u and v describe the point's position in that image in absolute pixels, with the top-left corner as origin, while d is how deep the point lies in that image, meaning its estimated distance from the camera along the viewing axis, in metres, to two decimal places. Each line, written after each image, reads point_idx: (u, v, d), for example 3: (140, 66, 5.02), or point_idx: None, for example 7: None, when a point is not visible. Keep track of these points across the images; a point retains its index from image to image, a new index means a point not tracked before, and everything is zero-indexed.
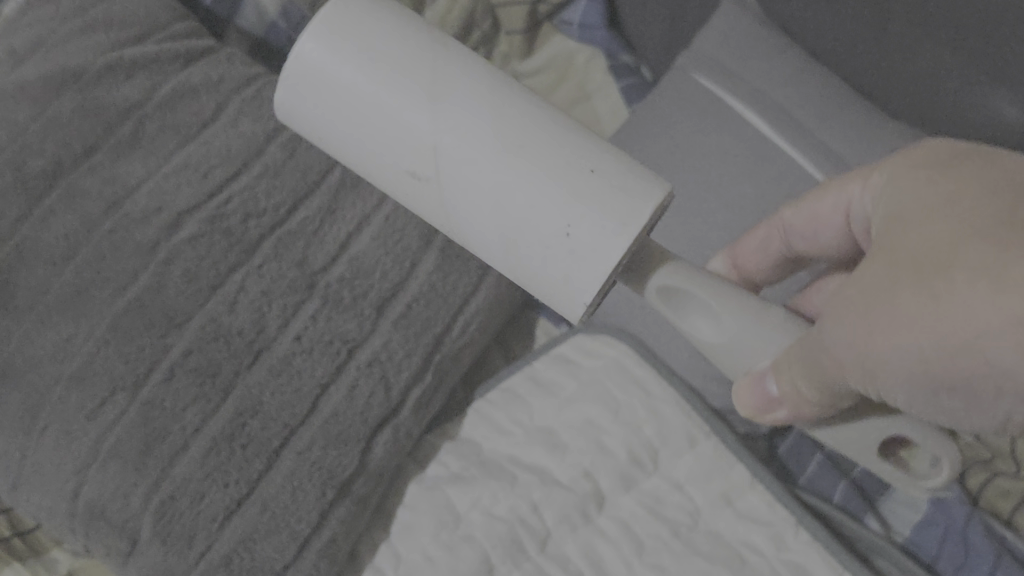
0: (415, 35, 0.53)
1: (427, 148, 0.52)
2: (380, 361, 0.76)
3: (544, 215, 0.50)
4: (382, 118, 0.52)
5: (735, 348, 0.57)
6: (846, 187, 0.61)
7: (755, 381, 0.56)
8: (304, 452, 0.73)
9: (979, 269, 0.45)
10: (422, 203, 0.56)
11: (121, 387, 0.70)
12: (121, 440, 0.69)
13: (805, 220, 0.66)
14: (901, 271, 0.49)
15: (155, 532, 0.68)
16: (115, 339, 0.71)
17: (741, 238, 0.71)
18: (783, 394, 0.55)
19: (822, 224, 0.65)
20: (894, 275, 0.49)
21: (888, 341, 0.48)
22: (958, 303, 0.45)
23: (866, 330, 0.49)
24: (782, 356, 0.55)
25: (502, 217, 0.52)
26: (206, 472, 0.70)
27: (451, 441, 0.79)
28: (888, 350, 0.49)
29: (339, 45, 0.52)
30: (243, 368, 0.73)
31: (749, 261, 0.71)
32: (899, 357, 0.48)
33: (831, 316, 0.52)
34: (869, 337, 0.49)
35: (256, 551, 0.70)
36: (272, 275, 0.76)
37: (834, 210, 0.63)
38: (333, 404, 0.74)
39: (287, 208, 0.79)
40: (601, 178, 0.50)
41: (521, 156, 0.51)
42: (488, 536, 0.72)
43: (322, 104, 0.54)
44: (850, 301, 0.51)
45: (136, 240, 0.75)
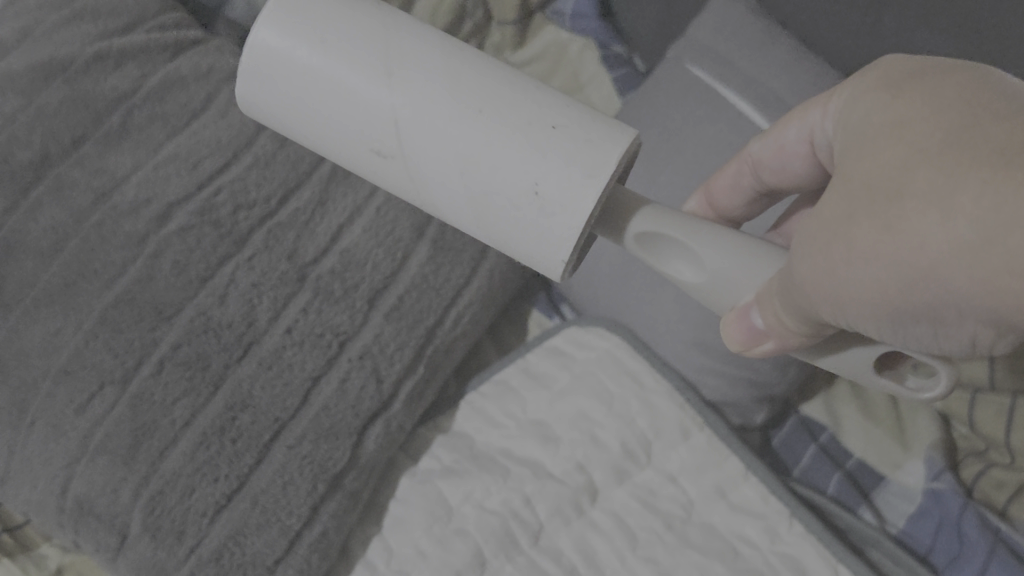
0: (366, 9, 0.49)
1: (389, 120, 0.48)
2: (371, 354, 0.74)
3: (511, 175, 0.47)
4: (345, 96, 0.48)
5: (718, 285, 0.49)
6: (807, 113, 0.52)
7: (741, 314, 0.48)
8: (295, 446, 0.70)
9: (954, 174, 0.36)
10: (388, 180, 0.51)
11: (110, 381, 0.68)
12: (109, 435, 0.67)
13: (776, 152, 0.57)
14: (865, 193, 0.40)
15: (145, 526, 0.66)
16: (103, 332, 0.69)
17: (714, 174, 0.63)
18: (769, 325, 0.47)
19: (789, 154, 0.56)
20: (857, 200, 0.40)
21: (849, 263, 0.40)
22: (913, 228, 0.37)
23: (825, 264, 0.41)
24: (766, 287, 0.47)
25: (469, 179, 0.48)
26: (195, 466, 0.67)
27: (444, 434, 0.79)
28: (847, 277, 0.40)
29: (294, 24, 0.48)
30: (233, 361, 0.71)
31: (726, 198, 0.63)
32: (859, 285, 0.40)
33: (796, 253, 0.44)
34: (830, 269, 0.41)
35: (246, 545, 0.67)
36: (263, 267, 0.75)
37: (797, 142, 0.54)
38: (324, 396, 0.72)
39: (277, 200, 0.78)
40: (564, 134, 0.46)
41: (480, 117, 0.47)
42: (480, 530, 0.72)
43: (282, 90, 0.49)
44: (813, 234, 0.42)
45: (125, 232, 0.73)
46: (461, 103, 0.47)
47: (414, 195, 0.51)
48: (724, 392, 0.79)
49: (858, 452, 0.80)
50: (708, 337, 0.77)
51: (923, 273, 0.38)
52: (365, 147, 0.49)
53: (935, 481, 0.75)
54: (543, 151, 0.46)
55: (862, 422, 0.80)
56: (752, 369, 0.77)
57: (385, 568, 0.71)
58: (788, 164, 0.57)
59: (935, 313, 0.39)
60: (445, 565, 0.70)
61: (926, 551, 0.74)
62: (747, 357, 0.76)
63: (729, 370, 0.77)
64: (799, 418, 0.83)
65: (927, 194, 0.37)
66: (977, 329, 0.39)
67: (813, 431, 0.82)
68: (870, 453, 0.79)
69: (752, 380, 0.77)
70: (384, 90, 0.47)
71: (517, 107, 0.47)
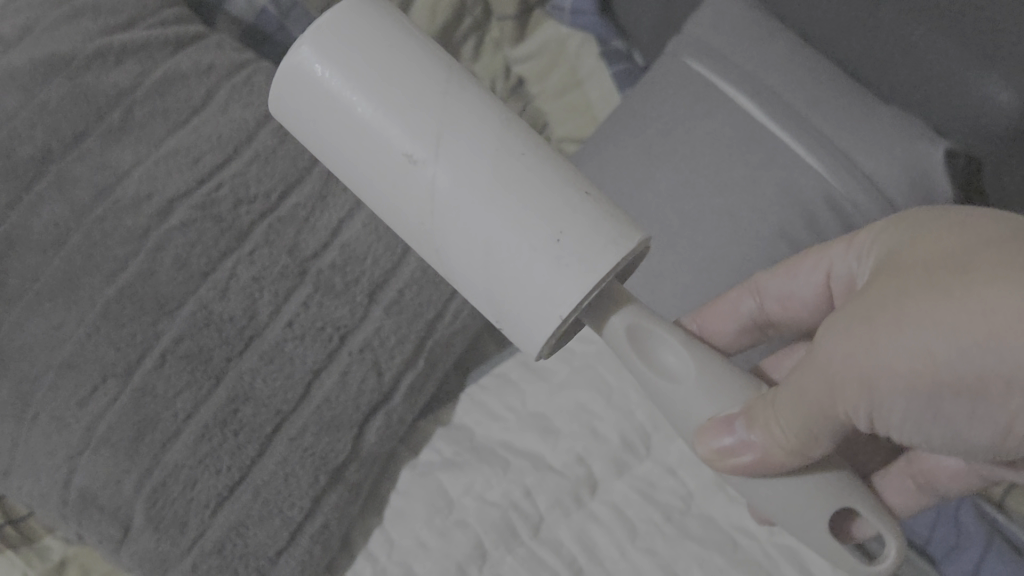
0: (417, 48, 0.50)
1: (409, 165, 0.49)
2: (372, 347, 0.75)
3: (521, 241, 0.47)
4: (371, 131, 0.49)
5: (694, 400, 0.52)
6: (826, 252, 0.64)
7: (718, 429, 0.51)
8: (296, 438, 0.70)
9: (989, 269, 0.43)
10: (398, 222, 0.52)
11: (112, 374, 0.68)
12: (112, 428, 0.67)
13: (797, 276, 0.67)
14: (903, 282, 0.46)
15: (148, 518, 0.66)
16: (106, 325, 0.69)
17: (710, 303, 0.71)
18: (750, 437, 0.50)
19: (805, 279, 0.67)
20: (897, 288, 0.46)
21: (888, 338, 0.45)
22: (973, 301, 0.42)
23: (862, 334, 0.46)
24: (761, 406, 0.50)
25: (479, 239, 0.49)
26: (198, 458, 0.68)
27: (444, 427, 0.79)
28: (889, 352, 0.45)
29: (339, 49, 0.49)
30: (234, 354, 0.71)
31: (720, 323, 0.70)
32: (903, 359, 0.44)
33: (825, 334, 0.48)
34: (862, 340, 0.46)
35: (248, 537, 0.68)
36: (263, 262, 0.75)
37: (812, 276, 0.66)
38: (325, 389, 0.73)
39: (277, 194, 0.79)
40: (586, 210, 0.48)
41: (502, 178, 0.48)
42: (480, 521, 0.72)
43: (314, 108, 0.50)
44: (848, 312, 0.47)
45: (127, 226, 0.73)
46: (491, 169, 0.48)
47: (417, 241, 0.52)
48: None
49: None
50: None
51: (967, 351, 0.42)
52: (382, 183, 0.50)
53: None
54: (559, 229, 0.47)
55: None
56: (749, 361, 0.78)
57: (387, 558, 0.72)
58: (795, 290, 0.68)
59: (979, 380, 0.43)
60: (446, 556, 0.70)
61: (924, 542, 0.75)
62: None
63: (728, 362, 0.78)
64: None
65: (929, 284, 0.45)
66: (1021, 401, 0.42)
67: None
68: None
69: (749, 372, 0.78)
70: (415, 140, 0.48)
71: (543, 184, 0.48)
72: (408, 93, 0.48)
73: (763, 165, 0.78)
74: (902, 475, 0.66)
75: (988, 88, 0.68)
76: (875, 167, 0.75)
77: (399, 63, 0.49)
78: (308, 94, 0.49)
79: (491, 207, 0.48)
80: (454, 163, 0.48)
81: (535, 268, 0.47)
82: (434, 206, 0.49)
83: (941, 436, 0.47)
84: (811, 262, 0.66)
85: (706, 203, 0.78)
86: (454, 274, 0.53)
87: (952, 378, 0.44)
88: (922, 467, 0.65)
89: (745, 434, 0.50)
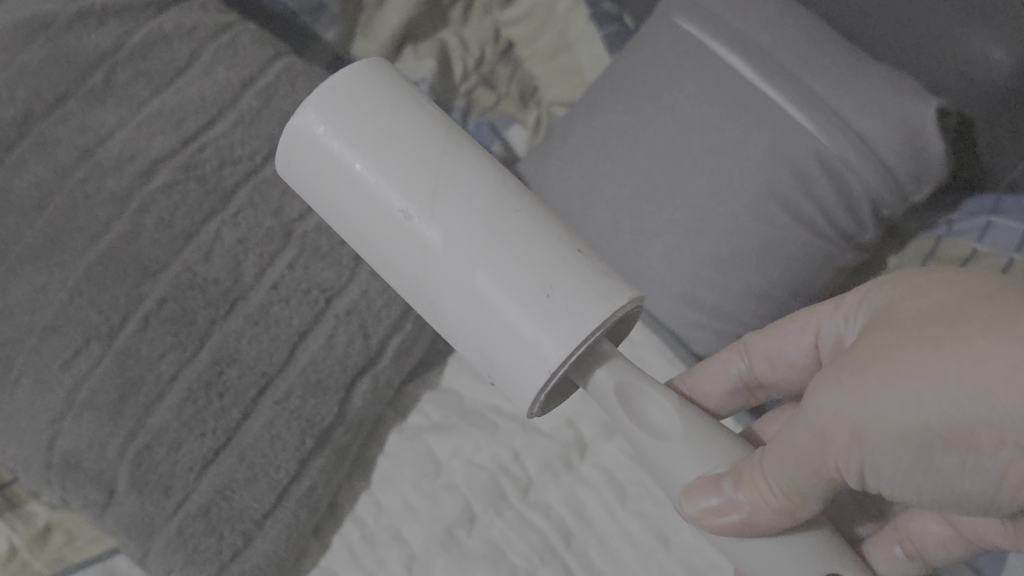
0: (419, 116, 0.52)
1: (401, 219, 0.49)
2: (359, 310, 0.74)
3: (512, 287, 0.47)
4: (365, 190, 0.50)
5: (676, 454, 0.49)
6: (813, 312, 0.57)
7: (707, 487, 0.47)
8: (282, 401, 0.70)
9: (989, 318, 0.40)
10: (398, 279, 0.52)
11: (96, 336, 0.67)
12: (96, 390, 0.66)
13: (783, 337, 0.60)
14: (895, 335, 0.43)
15: (132, 482, 0.65)
16: (89, 288, 0.68)
17: (700, 365, 0.65)
18: (747, 498, 0.46)
19: (789, 341, 0.60)
20: (889, 340, 0.43)
21: (880, 391, 0.41)
22: (974, 351, 0.39)
23: (854, 389, 0.42)
24: (746, 461, 0.47)
25: (467, 292, 0.48)
26: (182, 421, 0.67)
27: (433, 391, 0.79)
28: (882, 404, 0.41)
29: (340, 114, 0.51)
30: (219, 317, 0.70)
31: (708, 384, 0.64)
32: (896, 412, 0.41)
33: (814, 388, 0.45)
34: (855, 396, 0.42)
35: (234, 500, 0.67)
36: (248, 224, 0.74)
37: (801, 337, 0.59)
38: (312, 352, 0.72)
39: (262, 156, 0.78)
40: (582, 261, 0.48)
41: (493, 229, 0.48)
42: (469, 484, 0.72)
43: (318, 170, 0.52)
44: (840, 367, 0.44)
45: (110, 188, 0.72)
46: (486, 219, 0.48)
47: (418, 298, 0.52)
48: (713, 347, 0.78)
49: None
50: (698, 292, 0.76)
51: (964, 400, 0.39)
52: (380, 238, 0.51)
53: None
54: (550, 279, 0.47)
55: None
56: (740, 324, 0.77)
57: (375, 522, 0.71)
58: (782, 354, 0.61)
59: (969, 433, 0.39)
60: (435, 520, 0.70)
61: None
62: (737, 312, 0.76)
63: (718, 324, 0.77)
64: None
65: (917, 333, 0.42)
66: (1014, 454, 0.38)
67: None
68: None
69: (740, 334, 0.78)
70: (408, 195, 0.49)
71: (539, 236, 0.48)
72: (404, 155, 0.50)
73: (752, 124, 0.76)
74: (888, 541, 0.60)
75: (983, 47, 0.68)
76: (868, 126, 0.73)
77: (402, 124, 0.51)
78: (315, 154, 0.52)
79: (482, 259, 0.48)
80: (447, 218, 0.49)
81: (521, 324, 0.46)
82: (428, 256, 0.49)
83: (937, 495, 0.43)
84: (803, 319, 0.59)
85: (701, 163, 0.77)
86: (455, 339, 0.52)
87: (945, 429, 0.40)
88: (908, 531, 0.59)
89: (734, 493, 0.46)
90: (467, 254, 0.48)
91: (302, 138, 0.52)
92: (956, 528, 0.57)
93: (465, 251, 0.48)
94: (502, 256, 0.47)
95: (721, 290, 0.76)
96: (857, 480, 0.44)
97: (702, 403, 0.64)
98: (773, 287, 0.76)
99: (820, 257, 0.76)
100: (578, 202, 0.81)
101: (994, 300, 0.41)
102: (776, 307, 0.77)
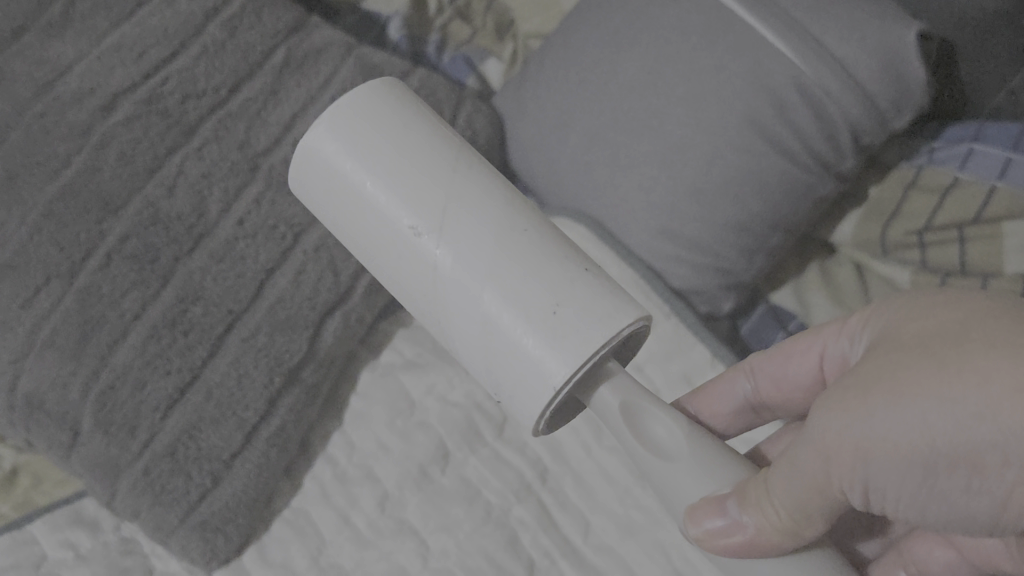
0: (414, 122, 0.49)
1: (397, 230, 0.46)
2: (328, 247, 0.73)
3: (512, 304, 0.44)
4: (360, 200, 0.47)
5: (681, 466, 0.45)
6: (820, 333, 0.53)
7: (712, 506, 0.44)
8: (249, 338, 0.68)
9: (994, 337, 0.38)
10: (394, 289, 0.49)
11: (55, 275, 0.64)
12: (57, 329, 0.64)
13: (790, 355, 0.56)
14: (900, 354, 0.40)
15: (96, 423, 0.63)
16: (48, 225, 0.65)
17: (708, 385, 0.61)
18: (751, 520, 0.43)
19: (797, 361, 0.56)
20: (895, 359, 0.40)
21: (882, 411, 0.39)
22: (981, 368, 0.37)
23: (854, 409, 0.40)
24: (751, 484, 0.43)
25: (468, 307, 0.45)
26: (146, 359, 0.65)
27: (407, 328, 0.78)
28: (886, 426, 0.39)
29: (335, 119, 0.48)
30: (183, 254, 0.68)
31: (715, 403, 0.60)
32: (902, 434, 0.38)
33: (817, 406, 0.42)
34: (856, 419, 0.39)
35: (201, 440, 0.66)
36: (213, 157, 0.71)
37: (806, 360, 0.55)
38: (279, 289, 0.70)
39: (228, 89, 0.73)
40: (585, 277, 0.45)
41: (491, 240, 0.45)
42: (443, 422, 0.71)
43: (313, 177, 0.49)
44: (845, 384, 0.41)
45: (69, 122, 0.67)
46: (487, 231, 0.46)
47: (417, 312, 0.49)
48: (691, 281, 0.77)
49: None
50: (675, 225, 0.75)
51: (973, 421, 0.37)
52: (375, 248, 0.48)
53: None
54: (554, 295, 0.44)
55: (829, 308, 0.80)
56: (719, 257, 0.75)
57: (348, 462, 0.70)
58: (788, 374, 0.57)
59: (974, 455, 0.37)
60: (409, 459, 0.69)
61: None
62: (715, 245, 0.75)
63: (695, 257, 0.76)
64: (767, 306, 0.82)
65: (922, 352, 0.39)
66: (1020, 476, 0.36)
67: (781, 318, 0.81)
68: None
69: (718, 267, 0.76)
70: (403, 206, 0.46)
71: (540, 252, 0.45)
72: (400, 165, 0.47)
73: (730, 50, 0.73)
74: (893, 565, 0.55)
75: None
76: (846, 53, 0.71)
77: (399, 133, 0.48)
78: (308, 162, 0.49)
79: (482, 275, 0.45)
80: (448, 231, 0.46)
81: (529, 347, 0.43)
82: (426, 270, 0.46)
83: (943, 516, 0.40)
84: (810, 339, 0.55)
85: (673, 92, 0.75)
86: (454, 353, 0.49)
87: (952, 449, 0.37)
88: (912, 554, 0.54)
89: (738, 514, 0.43)
90: (465, 266, 0.45)
91: (305, 152, 0.49)
92: (954, 547, 0.52)
93: (471, 266, 0.45)
94: (508, 272, 0.44)
95: (699, 222, 0.74)
96: (864, 503, 0.41)
97: (709, 426, 0.60)
98: (751, 219, 0.74)
99: (799, 186, 0.74)
100: (553, 133, 0.80)
101: (1004, 318, 0.38)
102: (754, 239, 0.75)
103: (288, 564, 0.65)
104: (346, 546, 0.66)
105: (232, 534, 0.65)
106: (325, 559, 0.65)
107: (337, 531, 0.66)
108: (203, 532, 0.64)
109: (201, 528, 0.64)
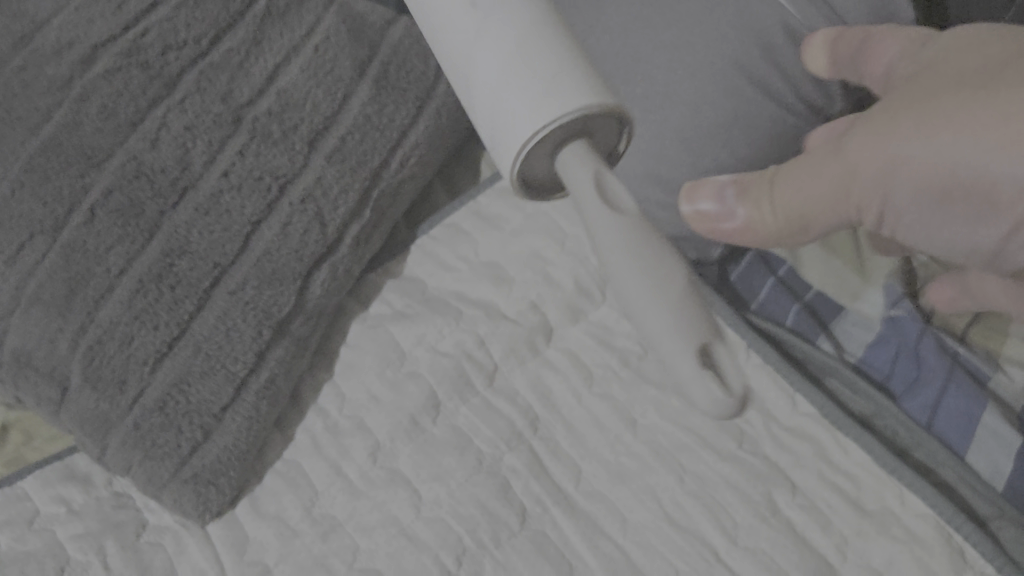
0: None
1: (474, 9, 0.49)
2: (314, 198, 0.72)
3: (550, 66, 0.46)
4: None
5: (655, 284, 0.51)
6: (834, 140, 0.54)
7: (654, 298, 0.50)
8: (236, 291, 0.68)
9: (975, 91, 0.48)
10: (458, 81, 0.51)
11: (40, 231, 0.64)
12: (43, 285, 0.64)
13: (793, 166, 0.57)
14: (908, 102, 0.51)
15: (85, 378, 0.63)
16: (30, 181, 0.64)
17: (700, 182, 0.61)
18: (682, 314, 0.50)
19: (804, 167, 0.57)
20: (904, 105, 0.51)
21: (932, 133, 0.49)
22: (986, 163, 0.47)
23: (921, 122, 0.49)
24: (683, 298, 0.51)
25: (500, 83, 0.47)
26: (134, 314, 0.65)
27: (395, 279, 0.77)
28: (930, 139, 0.49)
29: None
30: (168, 207, 0.67)
31: (700, 194, 0.60)
32: (950, 144, 0.48)
33: (871, 124, 0.52)
34: (931, 125, 0.49)
35: (191, 394, 0.65)
36: (195, 110, 0.70)
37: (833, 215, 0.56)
38: (266, 241, 0.70)
39: (208, 40, 0.71)
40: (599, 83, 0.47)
41: (538, 24, 0.47)
42: (433, 371, 0.71)
43: None
44: (910, 101, 0.51)
45: (49, 76, 0.66)
46: (542, 18, 0.48)
47: (466, 95, 0.50)
48: (681, 227, 0.76)
49: (815, 283, 0.79)
50: (663, 170, 0.74)
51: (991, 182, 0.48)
52: (447, 29, 0.50)
53: (894, 309, 0.75)
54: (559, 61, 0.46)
55: (820, 251, 0.80)
56: None
57: (339, 413, 0.70)
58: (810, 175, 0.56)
59: (989, 185, 0.48)
60: (400, 409, 0.69)
61: (884, 378, 0.73)
62: None
63: None
64: (756, 251, 0.81)
65: (955, 86, 0.49)
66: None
67: (770, 261, 0.80)
68: (826, 282, 0.79)
69: None
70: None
71: (552, 38, 0.47)
72: None
73: None
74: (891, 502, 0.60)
75: None
76: None
77: None
78: None
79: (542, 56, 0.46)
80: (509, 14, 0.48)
81: (555, 130, 0.45)
82: (477, 47, 0.48)
83: (951, 233, 0.53)
84: (830, 218, 0.56)
85: (661, 37, 0.73)
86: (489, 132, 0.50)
87: (967, 176, 0.48)
88: None
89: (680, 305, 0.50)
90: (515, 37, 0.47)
91: None
92: None
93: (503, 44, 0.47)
94: (540, 60, 0.46)
95: (687, 167, 0.74)
96: (883, 217, 0.55)
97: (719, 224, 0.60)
98: (739, 163, 0.74)
99: (784, 128, 0.74)
100: None
101: (1018, 67, 0.47)
102: None
103: (281, 516, 0.65)
104: (338, 497, 0.66)
105: (225, 487, 0.65)
106: (318, 510, 0.65)
107: (329, 482, 0.67)
108: (195, 485, 0.64)
109: (193, 481, 0.64)
